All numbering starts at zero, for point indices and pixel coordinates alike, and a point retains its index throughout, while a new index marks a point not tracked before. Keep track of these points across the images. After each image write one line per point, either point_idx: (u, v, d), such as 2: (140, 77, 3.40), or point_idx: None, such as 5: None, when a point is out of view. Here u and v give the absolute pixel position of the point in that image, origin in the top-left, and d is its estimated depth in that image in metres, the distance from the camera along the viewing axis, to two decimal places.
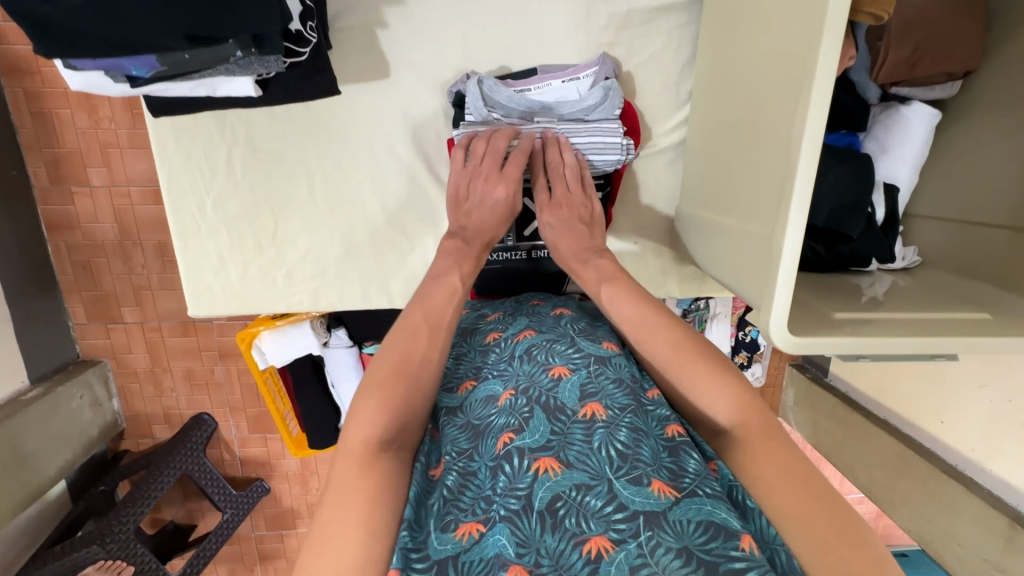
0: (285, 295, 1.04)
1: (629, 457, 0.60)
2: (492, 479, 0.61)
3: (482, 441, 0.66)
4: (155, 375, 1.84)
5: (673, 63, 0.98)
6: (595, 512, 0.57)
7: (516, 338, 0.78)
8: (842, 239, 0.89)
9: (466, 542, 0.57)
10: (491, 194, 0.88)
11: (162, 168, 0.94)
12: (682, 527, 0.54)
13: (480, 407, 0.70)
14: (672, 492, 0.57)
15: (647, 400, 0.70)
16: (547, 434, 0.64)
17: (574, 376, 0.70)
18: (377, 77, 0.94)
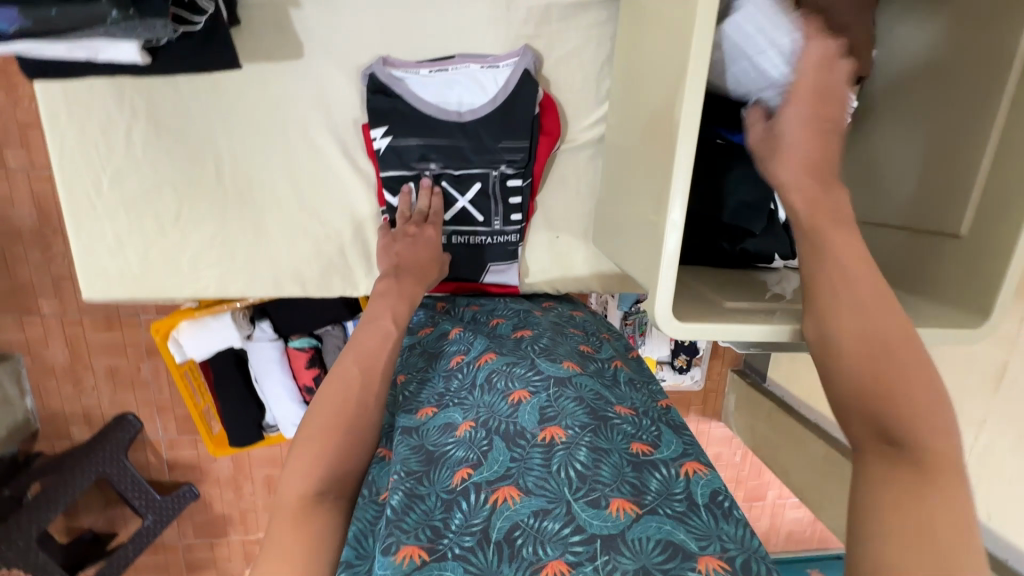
0: (188, 282, 0.99)
1: (588, 478, 0.65)
2: (447, 512, 0.65)
3: (437, 471, 0.70)
4: (74, 371, 1.73)
5: (591, 61, 0.99)
6: (552, 535, 0.61)
7: (477, 364, 0.83)
8: (747, 235, 0.91)
9: (407, 565, 0.60)
10: (421, 236, 0.94)
11: (53, 143, 0.89)
12: (640, 547, 0.60)
13: (438, 435, 0.74)
14: (630, 509, 0.63)
15: (611, 414, 0.73)
16: (506, 463, 0.68)
17: (534, 399, 0.75)
18: (288, 58, 0.91)
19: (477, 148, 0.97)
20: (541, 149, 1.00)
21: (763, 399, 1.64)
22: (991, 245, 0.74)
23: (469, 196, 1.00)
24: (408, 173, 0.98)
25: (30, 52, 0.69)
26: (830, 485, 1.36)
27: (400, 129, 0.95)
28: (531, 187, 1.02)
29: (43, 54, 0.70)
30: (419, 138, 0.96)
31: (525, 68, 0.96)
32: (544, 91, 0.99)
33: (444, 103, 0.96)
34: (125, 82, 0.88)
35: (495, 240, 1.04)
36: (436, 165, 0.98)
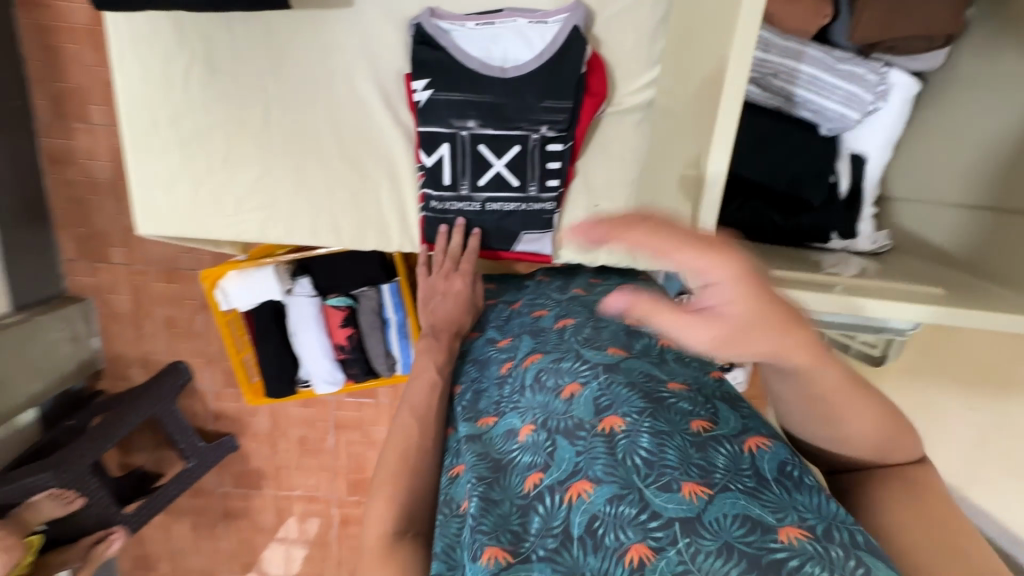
0: (234, 224, 1.02)
1: (655, 463, 0.59)
2: (523, 517, 0.63)
3: (507, 477, 0.68)
4: (136, 317, 1.84)
5: (647, 21, 0.94)
6: (630, 520, 0.55)
7: (525, 365, 0.79)
8: (802, 207, 0.84)
9: (493, 566, 0.58)
10: (447, 290, 1.01)
11: (122, 81, 0.94)
12: (718, 526, 0.53)
13: (503, 442, 0.72)
14: (704, 491, 0.55)
15: (665, 394, 0.67)
16: (572, 459, 0.64)
17: (585, 390, 0.70)
18: (339, 6, 0.92)
19: (519, 106, 0.95)
20: (586, 112, 0.95)
21: None
22: None
23: (507, 157, 0.98)
24: (448, 131, 0.97)
25: None
26: None
27: (443, 84, 0.94)
28: (572, 150, 0.99)
29: None
30: (462, 94, 0.94)
31: (575, 24, 0.91)
32: (592, 50, 0.95)
33: (488, 59, 0.95)
34: (188, 25, 0.92)
35: (530, 207, 1.01)
36: (475, 124, 0.96)
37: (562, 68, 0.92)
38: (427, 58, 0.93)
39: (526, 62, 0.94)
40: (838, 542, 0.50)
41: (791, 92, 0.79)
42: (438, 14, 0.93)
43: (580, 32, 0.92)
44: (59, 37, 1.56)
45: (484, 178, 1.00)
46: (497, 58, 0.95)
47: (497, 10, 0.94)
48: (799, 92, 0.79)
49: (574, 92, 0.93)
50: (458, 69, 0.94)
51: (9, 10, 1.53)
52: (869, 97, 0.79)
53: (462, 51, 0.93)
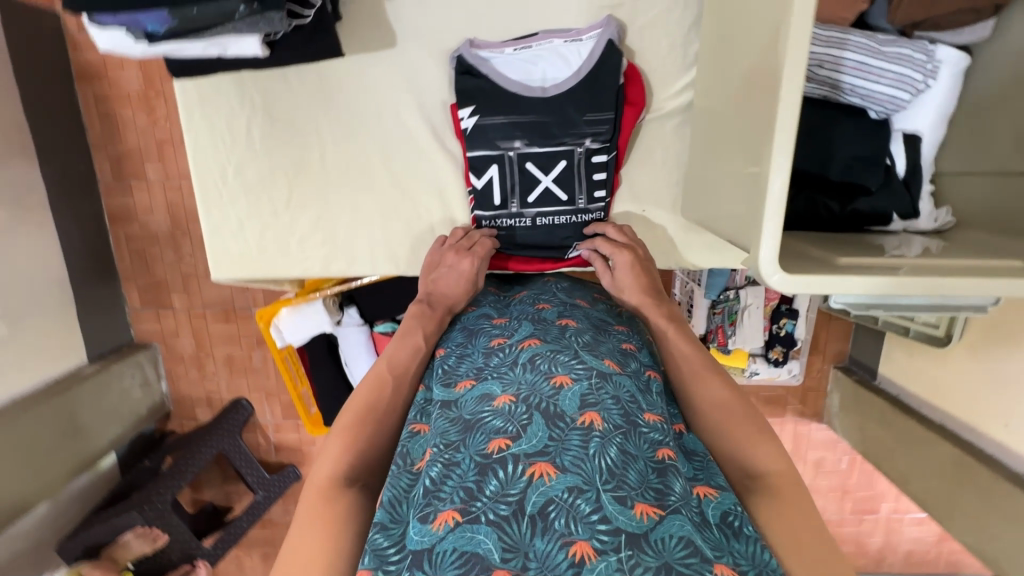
0: (299, 261, 1.08)
1: (617, 474, 0.57)
2: (480, 477, 0.57)
3: (472, 437, 0.62)
4: (199, 358, 1.93)
5: (677, 28, 0.97)
6: (583, 516, 0.53)
7: (520, 346, 0.75)
8: (859, 193, 0.84)
9: (442, 530, 0.53)
10: (457, 265, 0.94)
11: (189, 138, 1.01)
12: (662, 545, 0.52)
13: (474, 405, 0.67)
14: (654, 512, 0.54)
15: (642, 420, 0.65)
16: (543, 440, 0.60)
17: (575, 386, 0.66)
18: (383, 47, 0.98)
19: (562, 123, 0.97)
20: (627, 122, 0.98)
21: (874, 397, 1.49)
22: None
23: (556, 171, 0.99)
24: (494, 153, 0.99)
25: (173, 52, 0.78)
26: (962, 490, 1.19)
27: (487, 110, 0.97)
28: (616, 158, 1.01)
29: (183, 53, 0.80)
30: (506, 116, 0.97)
31: (610, 38, 0.94)
32: (628, 62, 0.98)
33: (529, 79, 0.97)
34: (247, 81, 0.99)
35: (580, 217, 1.03)
36: (521, 144, 0.98)
37: (601, 77, 0.95)
38: (471, 86, 0.97)
39: (566, 77, 0.96)
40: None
41: (837, 80, 0.79)
42: (476, 45, 0.97)
43: (615, 45, 0.94)
44: (116, 103, 1.68)
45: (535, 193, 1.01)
46: (538, 77, 0.97)
47: (532, 35, 0.98)
48: (844, 79, 0.78)
49: (615, 102, 0.96)
50: (502, 90, 0.96)
51: (71, 85, 1.66)
52: (919, 77, 0.78)
53: (504, 75, 0.97)
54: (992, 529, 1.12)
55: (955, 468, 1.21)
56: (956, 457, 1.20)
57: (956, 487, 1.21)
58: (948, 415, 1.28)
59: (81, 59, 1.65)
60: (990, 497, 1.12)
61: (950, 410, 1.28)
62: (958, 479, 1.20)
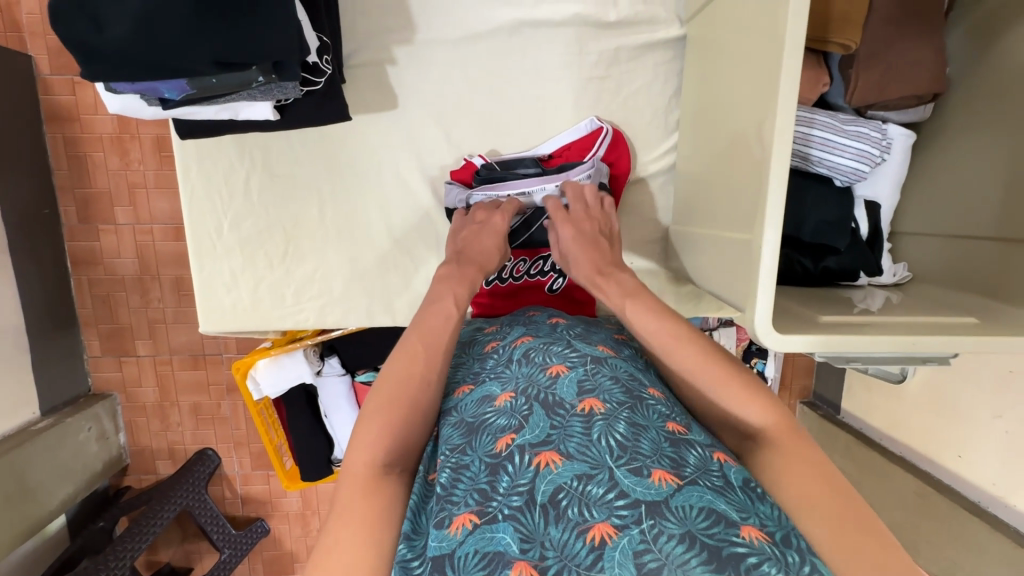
0: (293, 314, 1.08)
1: (629, 448, 0.59)
2: (491, 475, 0.59)
3: (478, 439, 0.64)
4: (162, 408, 1.84)
5: (658, 97, 1.06)
6: (597, 499, 0.55)
7: (515, 344, 0.77)
8: (829, 252, 0.92)
9: (460, 534, 0.55)
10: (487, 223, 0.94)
11: (183, 193, 1.01)
12: (684, 513, 0.53)
13: (476, 407, 0.69)
14: (673, 479, 0.56)
15: (646, 395, 0.67)
16: (546, 429, 0.62)
17: (572, 372, 0.68)
18: (384, 109, 1.02)
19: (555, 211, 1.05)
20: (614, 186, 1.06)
21: (839, 430, 1.57)
22: None
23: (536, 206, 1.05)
24: None
25: (185, 115, 0.81)
26: (926, 520, 1.26)
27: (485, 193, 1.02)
28: None
29: (193, 116, 0.82)
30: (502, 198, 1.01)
31: (600, 183, 1.01)
32: (613, 128, 1.05)
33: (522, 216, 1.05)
34: (247, 140, 1.00)
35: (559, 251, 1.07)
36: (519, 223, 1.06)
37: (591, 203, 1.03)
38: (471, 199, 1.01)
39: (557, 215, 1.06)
40: (795, 547, 0.52)
41: (807, 153, 0.89)
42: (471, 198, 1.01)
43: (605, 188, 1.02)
44: (86, 146, 1.65)
45: (530, 269, 1.09)
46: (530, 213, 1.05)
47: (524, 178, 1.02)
48: (814, 152, 0.88)
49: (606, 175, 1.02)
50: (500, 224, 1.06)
51: (39, 127, 1.61)
52: (878, 152, 0.87)
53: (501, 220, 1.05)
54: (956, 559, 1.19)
55: (919, 498, 1.28)
56: (919, 487, 1.28)
57: (922, 517, 1.27)
58: (908, 446, 1.36)
59: (52, 101, 1.61)
60: (950, 526, 1.20)
61: (911, 441, 1.35)
62: (923, 509, 1.27)
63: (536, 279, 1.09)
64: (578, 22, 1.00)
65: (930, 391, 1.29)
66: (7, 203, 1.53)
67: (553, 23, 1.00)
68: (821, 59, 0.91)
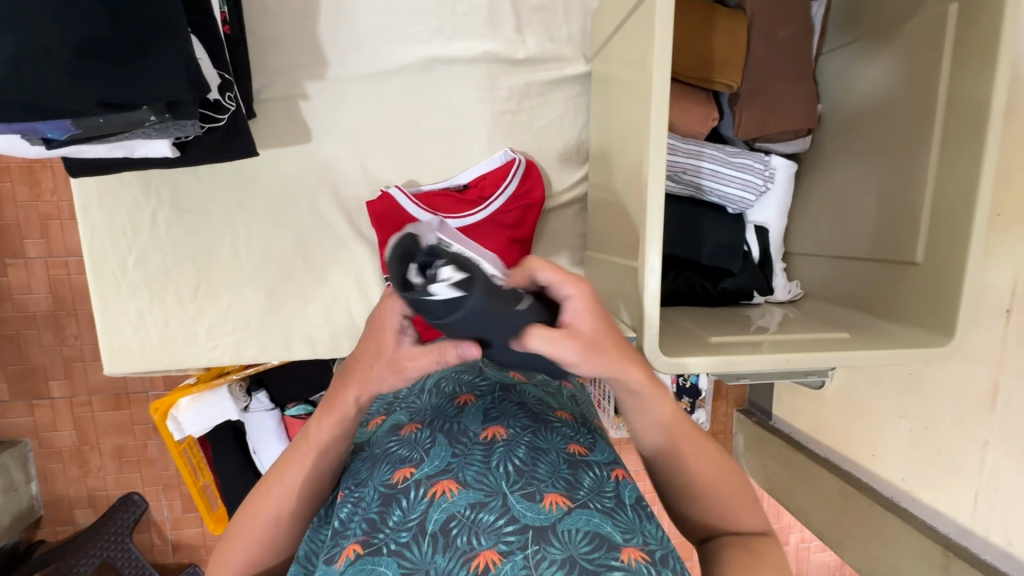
0: (207, 351, 1.05)
1: (526, 473, 0.60)
2: (384, 508, 0.59)
3: (379, 471, 0.65)
4: (81, 452, 1.72)
5: (570, 128, 1.11)
6: (487, 526, 0.55)
7: (428, 373, 0.79)
8: (726, 274, 0.99)
9: (342, 565, 0.55)
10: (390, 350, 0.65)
11: (84, 229, 0.97)
12: (568, 538, 0.54)
13: (384, 439, 0.69)
14: (564, 503, 0.58)
15: (552, 417, 0.69)
16: (446, 458, 0.63)
17: (479, 402, 0.70)
18: (298, 141, 1.02)
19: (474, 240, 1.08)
20: (530, 217, 1.09)
21: (769, 436, 1.65)
22: (947, 252, 0.78)
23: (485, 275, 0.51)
24: None
25: (74, 154, 0.79)
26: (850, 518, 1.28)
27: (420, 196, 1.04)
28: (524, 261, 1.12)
29: (84, 154, 0.80)
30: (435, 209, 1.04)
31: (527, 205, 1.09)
32: (527, 158, 1.09)
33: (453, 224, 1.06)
34: (154, 174, 0.98)
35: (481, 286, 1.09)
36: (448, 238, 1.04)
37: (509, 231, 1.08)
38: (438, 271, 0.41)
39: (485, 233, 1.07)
40: (672, 568, 0.54)
41: (699, 183, 0.95)
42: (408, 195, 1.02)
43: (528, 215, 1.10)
44: None
45: None
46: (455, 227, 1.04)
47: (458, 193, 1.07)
48: (704, 182, 0.94)
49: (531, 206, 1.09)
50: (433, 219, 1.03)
51: None
52: (760, 181, 0.95)
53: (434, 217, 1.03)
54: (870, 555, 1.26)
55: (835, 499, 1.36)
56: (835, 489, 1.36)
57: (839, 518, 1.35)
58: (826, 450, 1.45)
59: None
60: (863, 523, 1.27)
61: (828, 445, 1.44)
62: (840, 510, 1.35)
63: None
64: (489, 59, 1.05)
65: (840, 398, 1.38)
66: None
67: (464, 59, 1.04)
68: (710, 95, 0.99)
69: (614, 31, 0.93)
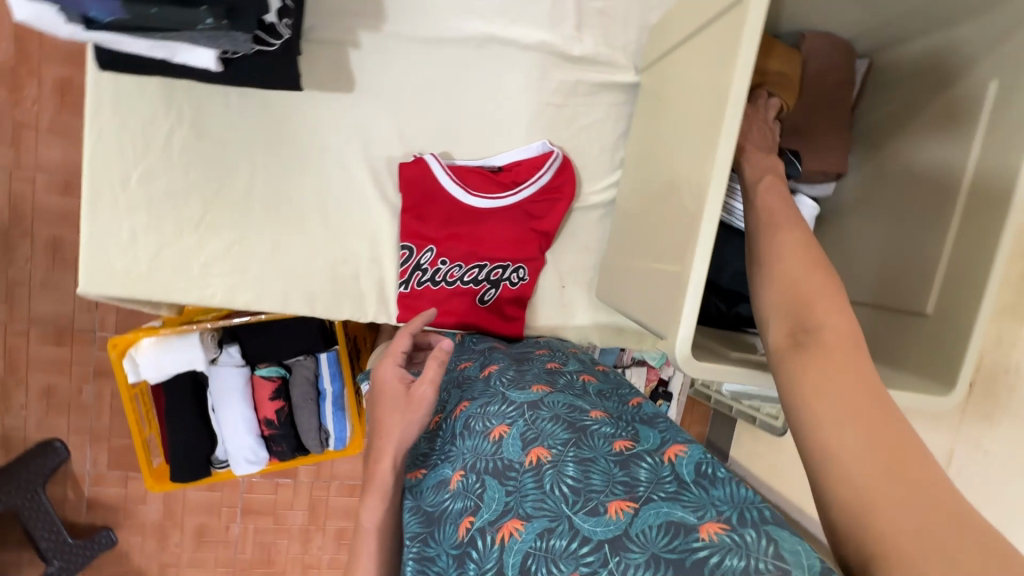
0: (197, 288, 0.97)
1: (582, 490, 0.58)
2: (460, 567, 0.60)
3: (442, 528, 0.65)
4: (5, 386, 1.56)
5: (608, 134, 1.12)
6: (563, 552, 0.54)
7: (456, 415, 0.75)
8: (740, 299, 1.00)
9: None
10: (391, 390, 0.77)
11: (89, 134, 0.90)
12: (644, 538, 0.52)
13: (435, 494, 0.68)
14: (629, 506, 0.55)
15: (588, 421, 0.66)
16: (501, 499, 0.61)
17: (513, 429, 0.67)
18: (339, 90, 0.98)
19: (498, 223, 1.06)
20: (558, 210, 1.08)
21: None
22: (953, 309, 0.80)
23: None
24: (434, 237, 1.05)
25: (109, 44, 0.73)
26: None
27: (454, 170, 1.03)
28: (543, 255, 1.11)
29: (120, 47, 0.74)
30: (467, 186, 1.03)
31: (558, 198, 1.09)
32: (563, 154, 1.08)
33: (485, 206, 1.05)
34: (178, 91, 0.91)
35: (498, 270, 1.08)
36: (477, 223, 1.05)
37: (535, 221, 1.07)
38: None
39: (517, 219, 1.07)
40: (752, 522, 0.51)
41: (730, 207, 0.97)
42: (442, 167, 1.01)
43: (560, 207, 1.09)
44: None
45: (463, 275, 1.07)
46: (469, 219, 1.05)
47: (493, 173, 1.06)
48: (737, 206, 0.97)
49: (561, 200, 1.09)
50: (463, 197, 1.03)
51: None
52: None
53: (464, 194, 1.03)
54: None
55: None
56: None
57: None
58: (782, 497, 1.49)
59: None
60: None
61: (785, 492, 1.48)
62: None
63: (468, 286, 1.07)
64: (544, 49, 1.05)
65: None
66: None
67: (520, 45, 1.04)
68: None
69: (677, 45, 0.94)
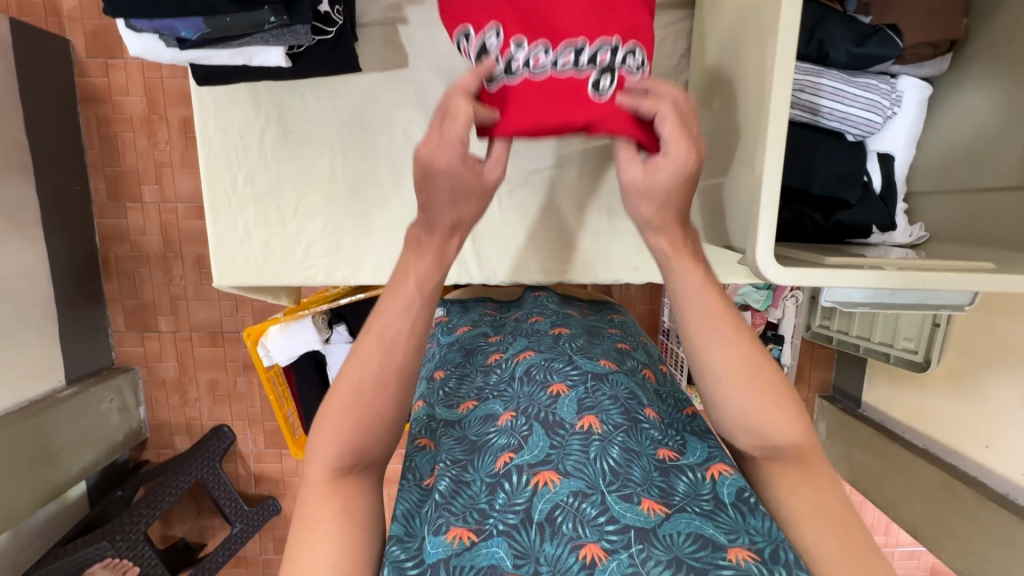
0: (303, 271, 1.10)
1: (621, 474, 0.58)
2: (490, 494, 0.59)
3: (481, 457, 0.64)
4: (180, 383, 1.87)
5: (669, 58, 1.05)
6: (589, 519, 0.54)
7: (517, 360, 0.77)
8: (840, 207, 0.90)
9: (457, 545, 0.54)
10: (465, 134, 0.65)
11: (202, 149, 1.05)
12: (672, 539, 0.52)
13: (480, 426, 0.69)
14: (662, 508, 0.55)
15: (642, 415, 0.65)
16: (546, 449, 0.62)
17: (572, 392, 0.68)
18: (396, 67, 1.04)
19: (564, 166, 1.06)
20: None
21: (859, 422, 1.52)
22: None
23: None
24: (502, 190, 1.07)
25: (201, 60, 0.84)
26: (951, 512, 1.20)
27: None
28: None
29: (211, 61, 0.86)
30: None
31: None
32: None
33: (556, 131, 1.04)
34: (264, 96, 1.03)
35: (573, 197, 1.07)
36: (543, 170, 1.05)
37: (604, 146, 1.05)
38: None
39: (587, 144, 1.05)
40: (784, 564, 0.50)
41: (817, 105, 0.86)
42: None
43: None
44: (118, 126, 1.70)
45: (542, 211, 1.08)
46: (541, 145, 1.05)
47: None
48: (824, 102, 0.85)
49: None
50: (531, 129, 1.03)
51: (74, 108, 1.67)
52: (887, 103, 0.86)
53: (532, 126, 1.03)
54: (982, 554, 1.13)
55: (939, 490, 1.22)
56: (939, 479, 1.22)
57: (944, 511, 1.21)
58: (928, 438, 1.31)
59: (86, 83, 1.66)
60: (973, 517, 1.14)
61: (932, 433, 1.30)
62: (945, 501, 1.21)
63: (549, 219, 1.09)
64: None
65: (951, 379, 1.23)
66: (41, 174, 1.58)
67: None
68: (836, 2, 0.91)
69: None
